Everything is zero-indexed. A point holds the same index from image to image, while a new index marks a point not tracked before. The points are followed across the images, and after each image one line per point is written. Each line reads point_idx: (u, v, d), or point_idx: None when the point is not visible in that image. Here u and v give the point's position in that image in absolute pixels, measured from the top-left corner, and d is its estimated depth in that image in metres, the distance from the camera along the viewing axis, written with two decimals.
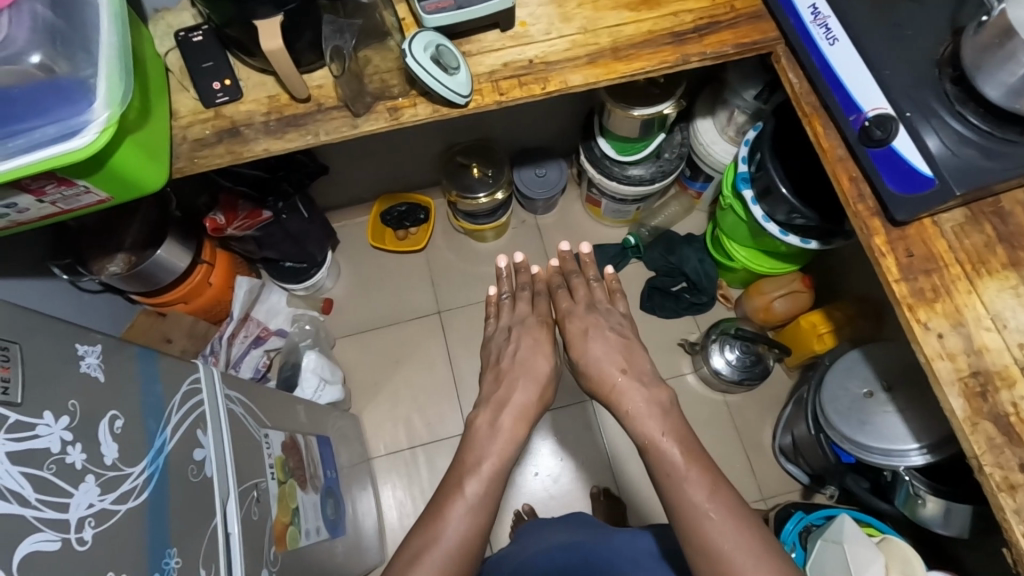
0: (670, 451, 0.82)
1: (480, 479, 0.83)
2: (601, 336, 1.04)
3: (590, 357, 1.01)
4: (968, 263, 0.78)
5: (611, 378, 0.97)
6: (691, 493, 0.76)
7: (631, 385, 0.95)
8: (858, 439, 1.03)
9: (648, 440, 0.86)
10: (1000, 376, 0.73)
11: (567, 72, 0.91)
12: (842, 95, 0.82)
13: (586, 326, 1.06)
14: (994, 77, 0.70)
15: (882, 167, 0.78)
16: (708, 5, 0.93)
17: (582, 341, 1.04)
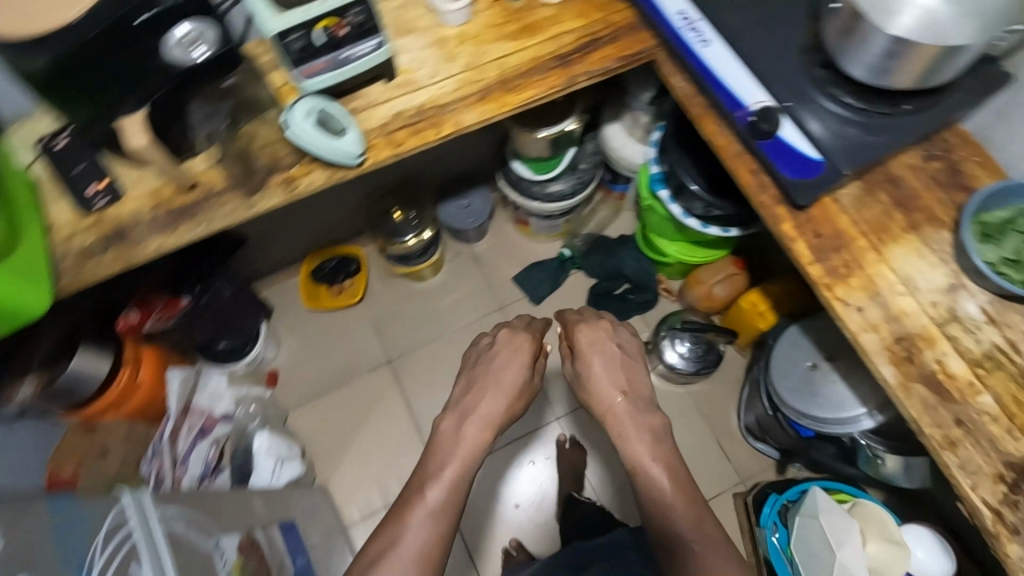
0: (664, 487, 0.81)
1: (430, 501, 0.79)
2: (599, 360, 0.93)
3: (590, 382, 0.91)
4: (872, 233, 0.81)
5: (607, 403, 0.90)
6: (684, 533, 0.77)
7: (620, 414, 0.88)
8: (812, 412, 1.05)
9: (638, 461, 0.84)
10: (921, 337, 0.76)
11: (460, 112, 0.90)
12: (725, 93, 0.82)
13: (593, 347, 0.94)
14: (854, 58, 0.72)
15: (776, 157, 0.79)
16: (584, 23, 0.94)
17: (582, 363, 0.93)
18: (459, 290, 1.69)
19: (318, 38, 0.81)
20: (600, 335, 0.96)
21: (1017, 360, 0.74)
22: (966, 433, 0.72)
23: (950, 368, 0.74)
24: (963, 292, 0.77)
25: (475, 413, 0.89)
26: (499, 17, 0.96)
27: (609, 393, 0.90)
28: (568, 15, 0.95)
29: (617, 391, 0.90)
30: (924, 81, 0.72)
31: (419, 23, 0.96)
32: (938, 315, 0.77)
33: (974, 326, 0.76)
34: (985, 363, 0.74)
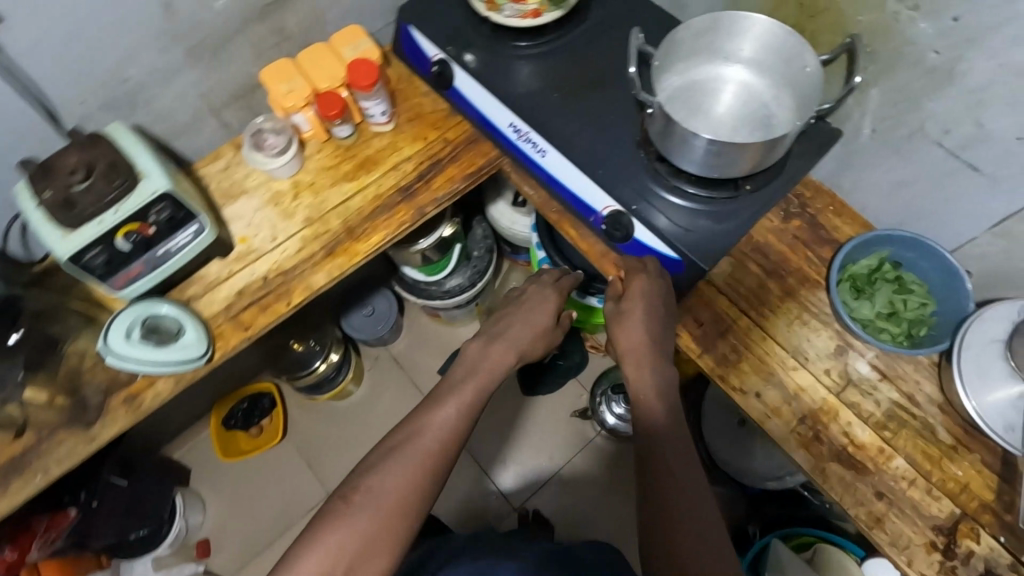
0: (664, 434, 0.65)
1: (457, 402, 0.69)
2: (646, 315, 0.71)
3: (620, 332, 0.71)
4: (752, 309, 0.79)
5: (625, 342, 0.70)
6: (669, 488, 0.61)
7: (638, 357, 0.69)
8: (739, 469, 1.10)
9: (640, 393, 0.68)
10: (823, 412, 0.74)
11: (309, 273, 0.83)
12: (574, 199, 0.80)
13: (642, 299, 0.72)
14: (686, 155, 0.71)
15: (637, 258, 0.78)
16: (422, 146, 0.90)
17: (622, 315, 0.72)
18: (386, 397, 1.60)
19: (122, 247, 0.72)
20: (651, 286, 0.72)
21: (918, 414, 0.73)
22: (888, 506, 0.69)
23: (858, 438, 0.72)
24: (852, 353, 0.76)
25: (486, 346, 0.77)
26: (331, 157, 0.90)
27: (636, 339, 0.70)
28: (402, 141, 0.91)
29: (639, 343, 0.70)
30: (757, 166, 0.70)
31: (246, 183, 0.89)
32: (833, 383, 0.75)
33: (870, 387, 0.74)
34: (890, 426, 0.72)
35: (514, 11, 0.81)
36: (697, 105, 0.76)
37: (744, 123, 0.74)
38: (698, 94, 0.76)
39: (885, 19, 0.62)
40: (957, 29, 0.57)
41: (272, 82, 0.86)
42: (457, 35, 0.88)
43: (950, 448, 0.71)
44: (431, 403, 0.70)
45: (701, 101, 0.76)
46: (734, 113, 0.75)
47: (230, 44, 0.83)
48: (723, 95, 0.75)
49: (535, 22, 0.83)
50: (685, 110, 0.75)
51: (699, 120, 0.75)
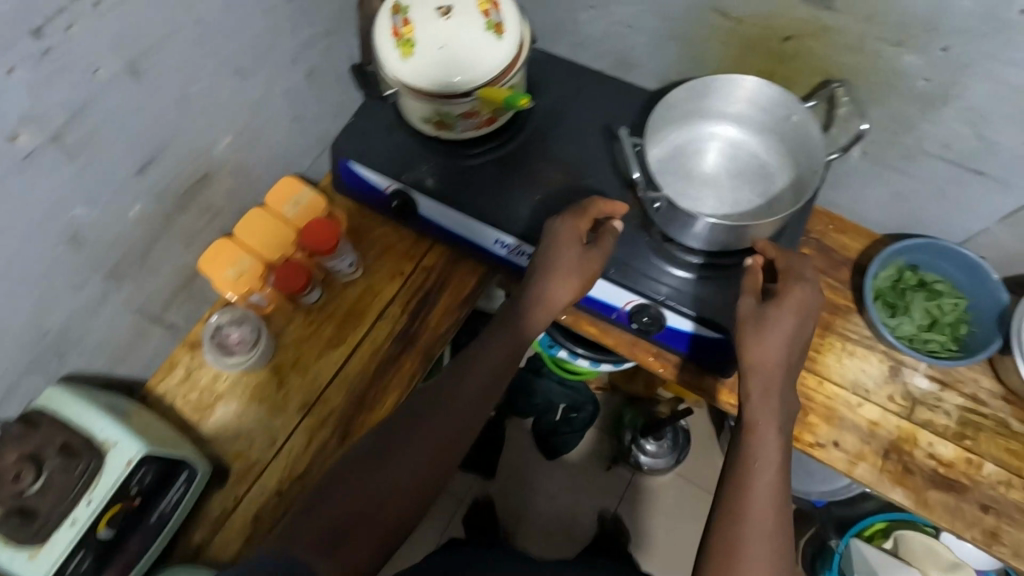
0: (768, 472, 0.54)
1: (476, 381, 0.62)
2: (795, 333, 0.58)
3: (753, 345, 0.58)
4: None
5: (756, 361, 0.58)
6: (749, 531, 0.51)
7: (769, 382, 0.57)
8: (802, 488, 1.08)
9: (757, 420, 0.57)
10: (903, 440, 0.72)
11: (328, 470, 0.72)
12: (589, 298, 0.75)
13: (796, 312, 0.59)
14: (708, 234, 0.66)
15: (676, 343, 0.73)
16: (401, 283, 0.81)
17: (762, 325, 0.58)
18: None
19: (109, 535, 0.61)
20: (808, 303, 0.59)
21: (987, 412, 0.72)
22: (998, 516, 0.68)
23: (945, 456, 0.71)
24: (907, 370, 0.74)
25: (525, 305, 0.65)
26: (306, 325, 0.78)
27: (770, 358, 0.57)
28: (378, 282, 0.81)
29: (769, 368, 0.58)
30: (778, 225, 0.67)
31: (218, 386, 0.76)
32: (901, 408, 0.73)
33: (935, 400, 0.73)
34: (967, 433, 0.72)
35: (470, 124, 0.72)
36: (690, 169, 0.72)
37: (741, 177, 0.71)
38: (684, 159, 0.72)
39: (866, 58, 0.60)
40: (947, 59, 0.56)
41: (214, 269, 0.75)
42: (404, 157, 0.78)
43: None
44: (452, 381, 0.62)
45: (691, 165, 0.72)
46: (726, 169, 0.71)
47: (156, 247, 0.70)
48: (710, 154, 0.72)
49: (490, 127, 0.75)
50: (679, 181, 0.71)
51: (696, 187, 0.71)
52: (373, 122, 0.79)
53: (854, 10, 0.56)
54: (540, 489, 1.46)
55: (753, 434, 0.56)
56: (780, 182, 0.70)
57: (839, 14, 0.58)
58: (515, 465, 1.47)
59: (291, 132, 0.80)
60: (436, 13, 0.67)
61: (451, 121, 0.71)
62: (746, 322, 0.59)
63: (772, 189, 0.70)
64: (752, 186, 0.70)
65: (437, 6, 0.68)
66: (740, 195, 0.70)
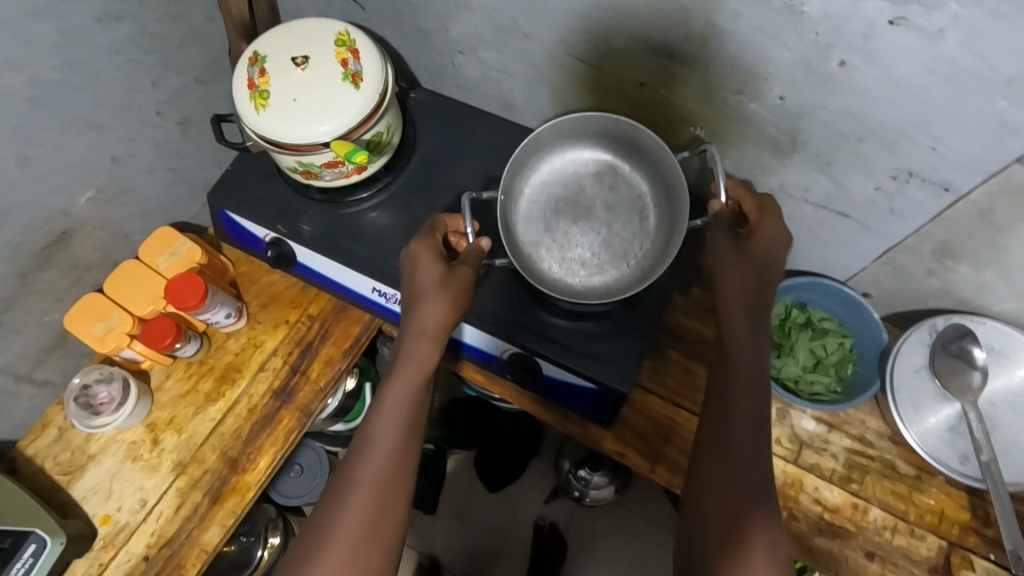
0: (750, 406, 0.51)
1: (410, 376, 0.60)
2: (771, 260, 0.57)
3: (733, 279, 0.56)
4: (686, 402, 0.73)
5: (732, 292, 0.56)
6: (749, 479, 0.49)
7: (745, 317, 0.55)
8: None
9: (733, 344, 0.54)
10: (788, 485, 0.70)
11: (199, 532, 0.70)
12: (470, 346, 0.74)
13: (768, 250, 0.58)
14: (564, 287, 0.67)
15: (556, 390, 0.71)
16: (286, 332, 0.79)
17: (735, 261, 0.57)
18: None
19: None
20: (784, 233, 0.59)
21: (875, 455, 0.70)
22: (882, 564, 0.66)
23: (830, 501, 0.69)
24: (794, 413, 0.72)
25: (441, 286, 0.62)
26: (185, 380, 0.77)
27: (740, 283, 0.56)
28: (261, 333, 0.79)
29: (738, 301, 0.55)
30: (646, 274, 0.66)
31: (91, 445, 0.74)
32: (788, 452, 0.71)
33: (822, 443, 0.71)
34: (854, 476, 0.70)
35: (336, 173, 0.70)
36: (564, 202, 0.71)
37: (620, 219, 0.69)
38: (567, 195, 0.71)
39: (714, 106, 0.59)
40: (786, 107, 0.55)
41: (81, 327, 0.72)
42: (281, 205, 0.76)
43: (916, 479, 0.69)
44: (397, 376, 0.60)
45: (569, 200, 0.71)
46: (607, 209, 0.70)
47: (16, 306, 0.68)
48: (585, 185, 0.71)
49: (361, 175, 0.73)
50: (555, 219, 0.70)
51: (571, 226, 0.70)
52: (251, 171, 0.78)
53: (692, 59, 0.56)
54: (482, 521, 1.43)
55: (727, 362, 0.54)
56: (653, 220, 0.69)
57: (680, 62, 0.57)
58: (457, 498, 1.44)
59: (168, 182, 0.78)
60: (292, 64, 0.66)
61: (315, 170, 0.69)
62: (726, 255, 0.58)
63: (648, 232, 0.68)
64: (631, 228, 0.69)
65: (294, 56, 0.66)
66: (615, 238, 0.69)
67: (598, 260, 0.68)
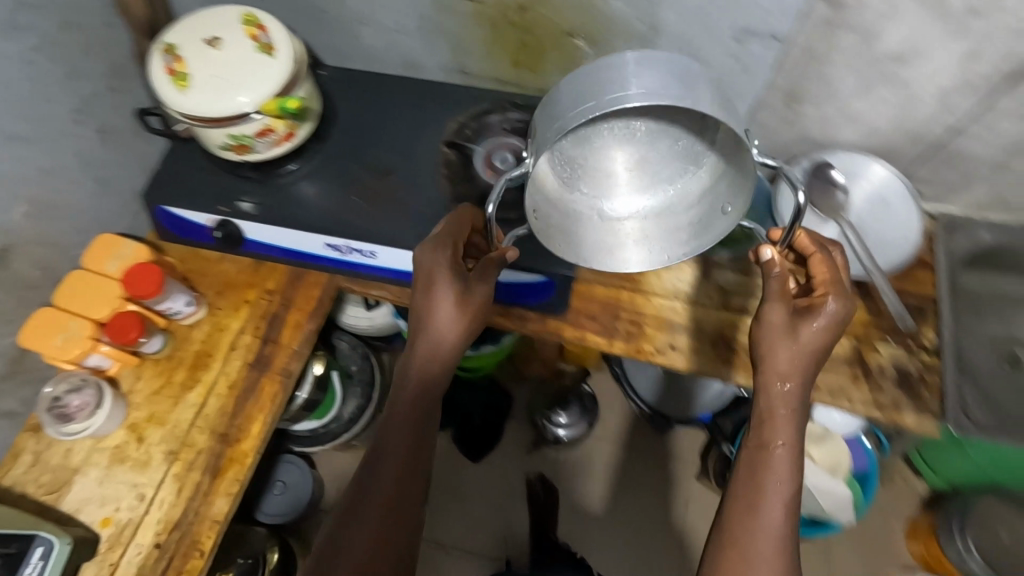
0: (777, 489, 0.58)
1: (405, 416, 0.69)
2: (822, 348, 0.62)
3: (780, 351, 0.61)
4: (625, 282, 0.84)
5: (770, 382, 0.62)
6: (759, 535, 0.57)
7: (784, 412, 0.61)
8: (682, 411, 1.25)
9: (773, 407, 0.61)
10: (725, 327, 0.81)
11: (206, 507, 0.71)
12: None
13: (826, 331, 0.62)
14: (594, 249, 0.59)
15: (511, 295, 0.79)
16: (249, 310, 0.82)
17: (788, 334, 0.61)
18: None
19: None
20: (840, 317, 0.62)
21: None
22: None
23: None
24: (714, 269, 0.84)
25: (450, 306, 0.68)
26: (157, 377, 0.78)
27: (784, 366, 0.61)
28: (224, 317, 0.81)
29: (783, 376, 0.61)
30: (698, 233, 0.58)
31: (72, 459, 0.73)
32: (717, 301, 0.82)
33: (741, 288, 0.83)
34: None
35: (268, 142, 0.75)
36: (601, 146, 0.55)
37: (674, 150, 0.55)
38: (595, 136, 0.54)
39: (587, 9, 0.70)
40: None
41: (40, 341, 0.72)
42: (218, 189, 0.80)
43: None
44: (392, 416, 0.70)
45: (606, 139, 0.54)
46: (658, 135, 0.55)
47: None
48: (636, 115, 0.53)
49: (292, 144, 0.78)
50: (589, 171, 0.56)
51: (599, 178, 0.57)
52: (182, 167, 0.81)
53: None
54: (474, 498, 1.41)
55: (769, 424, 0.61)
56: (710, 163, 0.55)
57: None
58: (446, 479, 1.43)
59: (98, 192, 0.80)
60: (205, 46, 0.71)
61: (247, 142, 0.74)
62: (776, 335, 0.61)
63: (703, 176, 0.56)
64: (678, 166, 0.56)
65: (206, 39, 0.71)
66: (660, 176, 0.57)
67: (634, 205, 0.58)
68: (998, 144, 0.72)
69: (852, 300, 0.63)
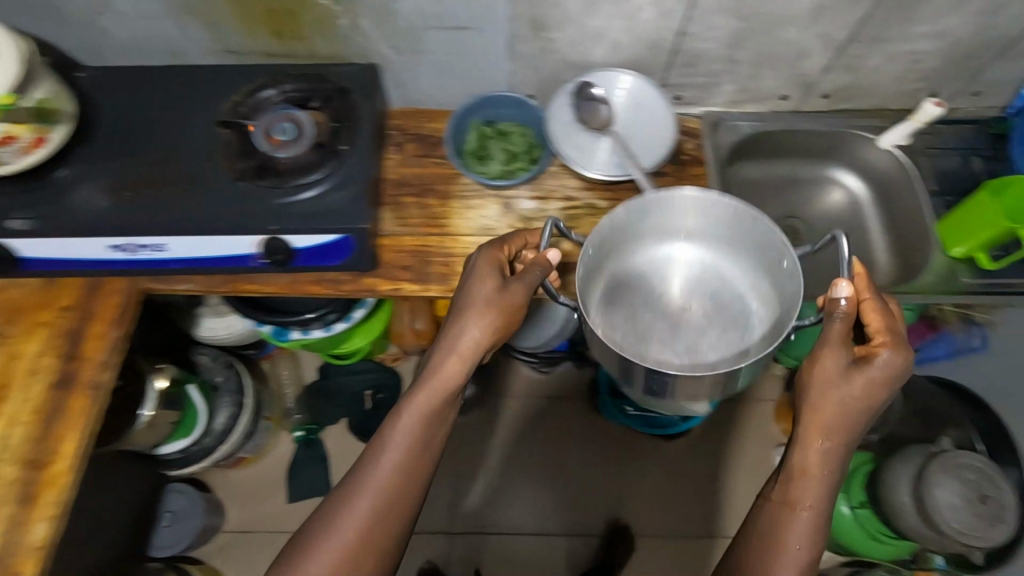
0: (796, 534, 0.60)
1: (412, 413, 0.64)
2: (870, 400, 0.61)
3: (827, 403, 0.61)
4: (432, 228, 0.87)
5: (815, 441, 0.62)
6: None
7: (826, 463, 0.61)
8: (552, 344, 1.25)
9: (807, 464, 0.61)
10: None
11: (23, 538, 0.68)
12: (225, 260, 0.79)
13: (873, 387, 0.61)
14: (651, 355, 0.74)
15: (315, 260, 0.80)
16: (44, 330, 0.78)
17: (838, 382, 0.61)
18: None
19: None
20: (897, 372, 0.61)
21: (581, 203, 0.88)
22: None
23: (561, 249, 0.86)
24: (514, 200, 0.88)
25: (487, 307, 0.66)
26: None
27: (827, 419, 0.61)
28: (18, 344, 0.77)
29: (826, 432, 0.61)
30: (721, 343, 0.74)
31: None
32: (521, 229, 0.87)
33: (540, 213, 0.88)
34: (571, 224, 0.87)
35: (13, 150, 0.72)
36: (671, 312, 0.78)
37: (711, 304, 0.78)
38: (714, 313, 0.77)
39: None
40: None
41: None
42: None
43: (613, 208, 0.88)
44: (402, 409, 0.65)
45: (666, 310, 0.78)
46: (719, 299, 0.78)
47: None
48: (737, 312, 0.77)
49: (47, 149, 0.75)
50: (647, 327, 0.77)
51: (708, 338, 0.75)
52: None
53: None
54: None
55: (799, 484, 0.61)
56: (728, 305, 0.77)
57: None
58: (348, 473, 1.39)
59: None
60: None
61: None
62: (825, 381, 0.61)
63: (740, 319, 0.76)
64: (721, 313, 0.78)
65: None
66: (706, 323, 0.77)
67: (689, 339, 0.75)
68: (719, 38, 0.81)
69: (909, 354, 0.61)
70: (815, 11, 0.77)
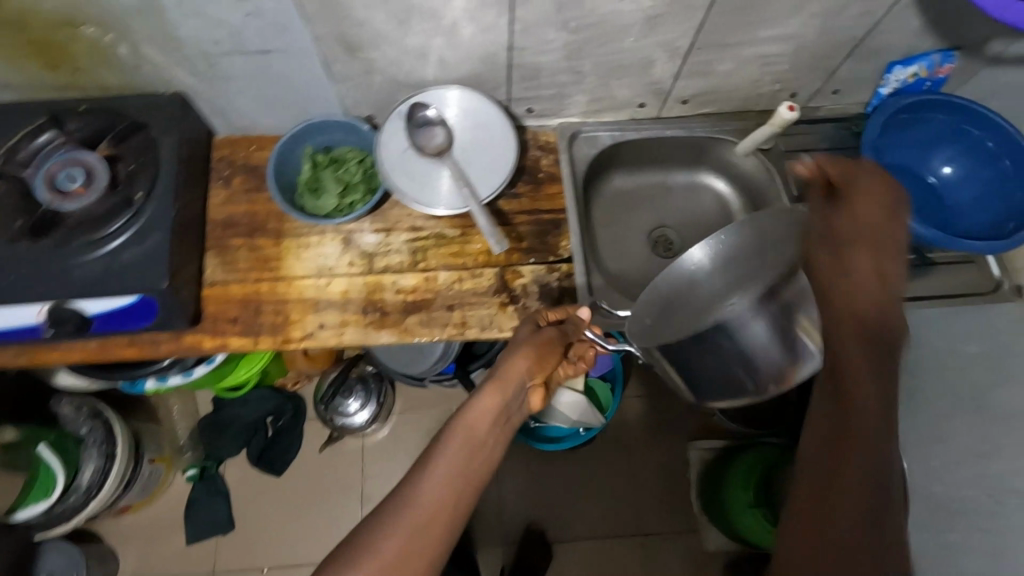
0: (866, 445, 0.44)
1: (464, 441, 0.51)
2: (881, 239, 0.49)
3: (840, 275, 0.48)
4: (263, 272, 0.79)
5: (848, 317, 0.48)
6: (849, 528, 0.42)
7: (876, 340, 0.47)
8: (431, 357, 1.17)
9: (850, 349, 0.47)
10: (371, 291, 0.79)
11: None
12: (11, 331, 0.70)
13: (878, 215, 0.50)
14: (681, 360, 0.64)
15: (118, 324, 0.71)
16: None
17: (841, 246, 0.49)
18: None
19: None
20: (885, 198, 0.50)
21: (427, 233, 0.82)
22: (458, 308, 0.78)
23: (406, 287, 0.79)
24: (355, 235, 0.81)
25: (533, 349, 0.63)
26: None
27: (848, 277, 0.48)
28: None
29: (858, 295, 0.48)
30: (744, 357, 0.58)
31: None
32: (362, 267, 0.80)
33: (384, 247, 0.81)
34: (418, 258, 0.80)
35: None
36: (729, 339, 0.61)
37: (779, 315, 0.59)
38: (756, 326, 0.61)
39: None
40: None
41: None
42: None
43: (462, 237, 0.82)
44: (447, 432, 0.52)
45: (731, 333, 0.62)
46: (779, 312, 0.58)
47: None
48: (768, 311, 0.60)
49: None
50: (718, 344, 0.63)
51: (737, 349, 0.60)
52: None
53: None
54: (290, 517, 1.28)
55: (847, 382, 0.46)
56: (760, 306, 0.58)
57: None
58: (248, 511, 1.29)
59: None
60: None
61: None
62: (819, 241, 0.50)
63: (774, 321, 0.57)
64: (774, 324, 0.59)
65: None
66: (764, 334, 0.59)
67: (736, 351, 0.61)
68: (555, 51, 0.74)
69: (889, 180, 0.51)
70: (650, 21, 0.71)
